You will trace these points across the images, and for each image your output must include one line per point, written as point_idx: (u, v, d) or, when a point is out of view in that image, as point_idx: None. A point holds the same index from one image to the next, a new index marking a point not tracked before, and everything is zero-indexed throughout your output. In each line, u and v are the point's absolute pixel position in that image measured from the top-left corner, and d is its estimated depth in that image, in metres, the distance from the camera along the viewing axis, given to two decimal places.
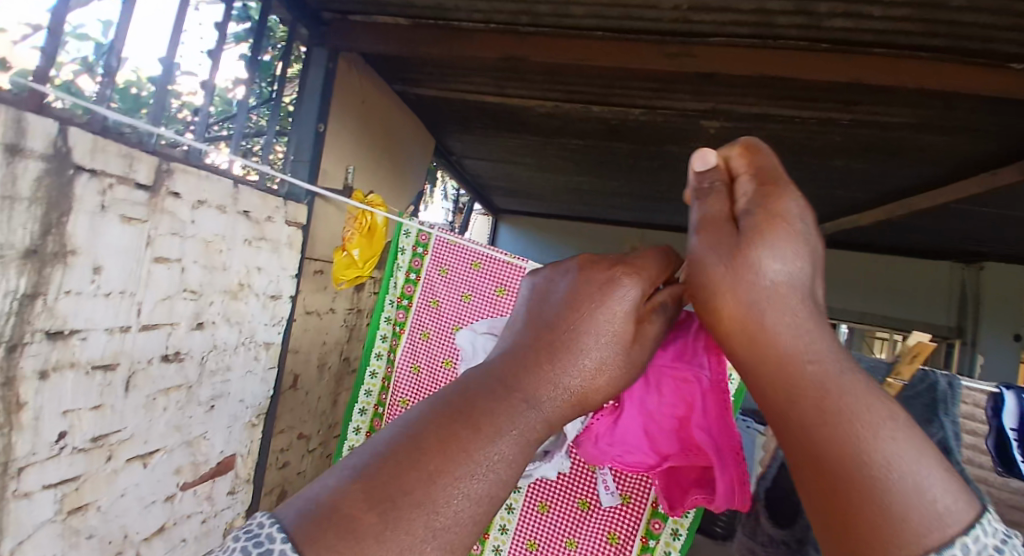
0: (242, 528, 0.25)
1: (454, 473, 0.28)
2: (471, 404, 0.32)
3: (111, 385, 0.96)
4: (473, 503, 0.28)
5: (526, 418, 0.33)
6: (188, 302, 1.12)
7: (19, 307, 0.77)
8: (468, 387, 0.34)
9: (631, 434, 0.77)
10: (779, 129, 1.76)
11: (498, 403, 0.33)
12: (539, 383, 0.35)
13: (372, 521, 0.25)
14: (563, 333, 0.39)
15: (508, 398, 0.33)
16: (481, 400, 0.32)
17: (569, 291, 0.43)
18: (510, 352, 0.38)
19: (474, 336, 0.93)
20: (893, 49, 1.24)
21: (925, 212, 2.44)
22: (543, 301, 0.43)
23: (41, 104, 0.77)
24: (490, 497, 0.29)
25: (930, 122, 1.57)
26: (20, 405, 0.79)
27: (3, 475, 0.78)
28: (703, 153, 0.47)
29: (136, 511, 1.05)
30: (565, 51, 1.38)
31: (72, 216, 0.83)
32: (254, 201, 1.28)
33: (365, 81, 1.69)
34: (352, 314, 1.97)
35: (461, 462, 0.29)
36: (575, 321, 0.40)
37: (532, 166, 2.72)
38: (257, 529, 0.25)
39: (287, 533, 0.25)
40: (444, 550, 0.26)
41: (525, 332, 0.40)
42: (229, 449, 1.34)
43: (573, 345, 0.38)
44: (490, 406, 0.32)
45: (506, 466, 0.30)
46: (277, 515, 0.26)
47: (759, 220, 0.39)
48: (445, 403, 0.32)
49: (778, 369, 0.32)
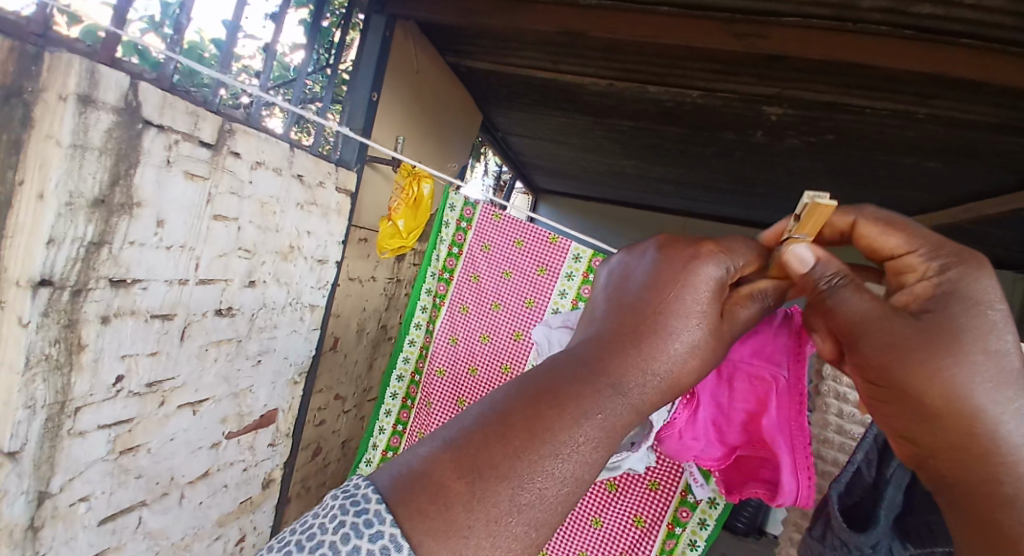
0: (340, 487, 0.30)
1: (540, 451, 0.31)
2: (557, 386, 0.34)
3: (167, 333, 1.00)
4: (558, 483, 0.31)
5: (612, 403, 0.34)
6: (242, 260, 1.16)
7: (85, 254, 0.80)
8: (552, 371, 0.36)
9: (702, 424, 0.86)
10: (847, 120, 1.68)
11: (585, 386, 0.34)
12: (624, 369, 0.36)
13: (462, 490, 0.29)
14: (649, 323, 0.39)
15: (595, 384, 0.35)
16: (566, 383, 0.34)
17: (654, 278, 0.43)
18: (594, 339, 0.39)
19: (549, 330, 0.96)
20: (983, 42, 1.15)
21: (996, 220, 2.29)
22: (623, 287, 0.44)
23: (114, 59, 0.81)
24: (575, 480, 0.31)
25: (1014, 124, 1.47)
26: (81, 346, 0.83)
27: (60, 413, 0.82)
28: (798, 256, 0.51)
29: (183, 454, 1.11)
30: (626, 28, 1.35)
31: (139, 169, 0.86)
32: (307, 164, 1.30)
33: (419, 51, 1.69)
34: (392, 283, 2.00)
35: (547, 441, 0.31)
36: (657, 307, 0.40)
37: (579, 148, 2.68)
38: (354, 490, 0.29)
39: (381, 495, 0.29)
40: (530, 523, 0.29)
41: (609, 317, 0.41)
42: (272, 403, 1.39)
43: (659, 333, 0.39)
44: (574, 392, 0.34)
45: (591, 449, 0.32)
46: (372, 479, 0.30)
47: (940, 313, 0.41)
48: (532, 383, 0.34)
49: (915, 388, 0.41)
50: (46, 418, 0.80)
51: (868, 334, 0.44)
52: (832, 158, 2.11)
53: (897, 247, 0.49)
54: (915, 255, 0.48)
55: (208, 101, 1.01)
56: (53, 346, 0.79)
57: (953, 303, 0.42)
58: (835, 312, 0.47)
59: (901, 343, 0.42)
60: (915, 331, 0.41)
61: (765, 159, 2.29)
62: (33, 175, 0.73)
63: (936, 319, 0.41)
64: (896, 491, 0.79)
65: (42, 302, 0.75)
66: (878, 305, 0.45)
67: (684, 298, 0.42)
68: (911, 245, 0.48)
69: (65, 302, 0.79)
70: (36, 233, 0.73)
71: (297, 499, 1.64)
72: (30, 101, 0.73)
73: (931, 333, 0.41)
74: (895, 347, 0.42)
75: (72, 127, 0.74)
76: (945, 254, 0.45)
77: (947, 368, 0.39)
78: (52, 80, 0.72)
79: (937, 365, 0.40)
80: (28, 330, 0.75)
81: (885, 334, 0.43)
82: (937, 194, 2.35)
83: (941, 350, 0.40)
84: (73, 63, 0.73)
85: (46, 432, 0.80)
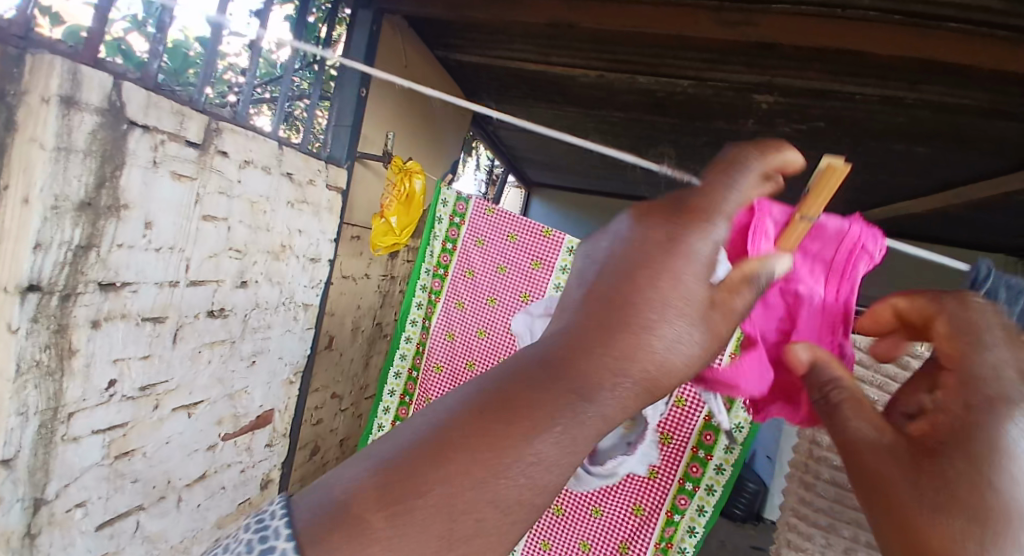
0: (254, 514, 0.21)
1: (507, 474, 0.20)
2: (543, 381, 0.23)
3: (159, 336, 0.99)
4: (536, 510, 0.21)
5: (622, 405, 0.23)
6: (233, 260, 1.15)
7: (73, 258, 0.79)
8: (510, 369, 0.24)
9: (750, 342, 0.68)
10: (837, 106, 1.68)
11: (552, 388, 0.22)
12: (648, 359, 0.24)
13: (387, 528, 0.19)
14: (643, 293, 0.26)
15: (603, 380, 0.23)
16: (554, 375, 0.23)
17: (631, 242, 0.29)
18: (564, 321, 0.26)
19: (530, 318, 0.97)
20: (970, 26, 1.15)
21: (986, 203, 2.31)
22: (634, 241, 0.29)
23: (97, 60, 0.80)
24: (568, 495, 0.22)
25: (1002, 108, 1.47)
26: (71, 351, 0.82)
27: (53, 419, 0.81)
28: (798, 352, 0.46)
29: (179, 458, 1.10)
30: (615, 19, 1.34)
31: (125, 170, 0.85)
32: (297, 162, 1.29)
33: (408, 45, 1.68)
34: (387, 280, 1.99)
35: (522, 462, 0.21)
36: (689, 274, 0.27)
37: (570, 140, 2.68)
38: (268, 519, 0.20)
39: (292, 531, 0.20)
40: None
41: (583, 280, 0.28)
42: (268, 403, 1.38)
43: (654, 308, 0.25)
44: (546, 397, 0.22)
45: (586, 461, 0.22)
46: (293, 503, 0.21)
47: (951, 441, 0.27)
48: (507, 379, 0.23)
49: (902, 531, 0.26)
50: (39, 425, 0.79)
51: (863, 453, 0.31)
52: (823, 145, 2.11)
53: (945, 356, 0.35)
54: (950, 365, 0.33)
55: (194, 99, 1.00)
56: (44, 352, 0.78)
57: (977, 421, 0.27)
58: (837, 435, 0.34)
59: (878, 477, 0.29)
60: (903, 462, 0.28)
61: None
62: (19, 178, 0.72)
63: (961, 449, 0.26)
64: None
65: (31, 309, 0.74)
66: (894, 430, 0.31)
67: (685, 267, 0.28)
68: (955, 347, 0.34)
69: (54, 308, 0.78)
70: (22, 238, 0.72)
71: None
72: (13, 105, 0.71)
73: (933, 470, 0.26)
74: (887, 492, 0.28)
75: (57, 130, 0.73)
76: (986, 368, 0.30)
77: (936, 510, 0.25)
78: (35, 83, 0.71)
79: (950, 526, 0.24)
80: (18, 337, 0.74)
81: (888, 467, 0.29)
82: (927, 179, 2.36)
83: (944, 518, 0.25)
84: (56, 65, 0.71)
85: (39, 438, 0.79)
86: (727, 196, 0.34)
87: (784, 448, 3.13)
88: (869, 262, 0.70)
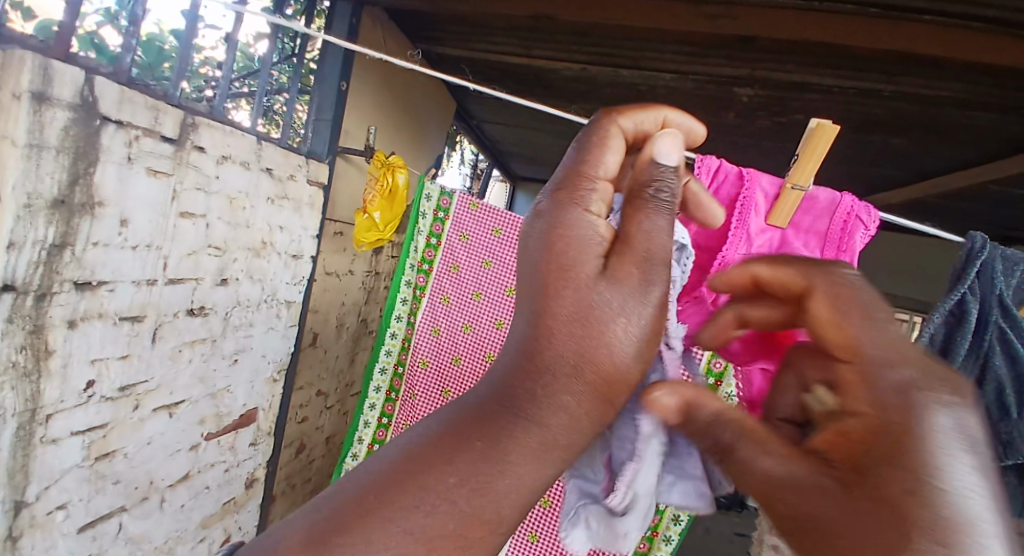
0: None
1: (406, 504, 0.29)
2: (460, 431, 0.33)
3: (138, 336, 0.98)
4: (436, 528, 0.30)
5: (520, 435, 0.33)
6: (212, 258, 1.13)
7: (47, 257, 0.77)
8: (489, 394, 0.35)
9: None
10: (817, 99, 1.70)
11: (515, 414, 0.34)
12: (536, 399, 0.34)
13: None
14: (568, 323, 0.36)
15: (505, 422, 0.33)
16: (468, 423, 0.33)
17: (550, 222, 0.39)
18: (508, 349, 0.37)
19: None
20: (945, 18, 1.14)
21: (961, 193, 2.36)
22: (556, 231, 0.38)
23: (69, 54, 0.77)
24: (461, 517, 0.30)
25: (977, 99, 1.50)
26: (48, 352, 0.81)
27: (30, 421, 0.80)
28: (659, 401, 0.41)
29: (160, 458, 1.09)
30: (598, 11, 1.34)
31: (99, 167, 0.83)
32: (277, 158, 1.27)
33: (389, 39, 1.66)
34: (371, 277, 1.97)
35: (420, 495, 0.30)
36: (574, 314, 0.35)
37: (555, 134, 2.68)
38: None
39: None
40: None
41: (528, 302, 0.38)
42: (252, 402, 1.37)
43: (574, 335, 0.35)
44: (512, 420, 0.34)
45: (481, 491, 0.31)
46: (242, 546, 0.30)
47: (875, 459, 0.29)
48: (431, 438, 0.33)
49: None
50: (16, 427, 0.77)
51: (796, 497, 0.31)
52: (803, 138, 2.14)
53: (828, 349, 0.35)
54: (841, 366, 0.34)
55: (169, 94, 0.98)
56: (20, 353, 0.76)
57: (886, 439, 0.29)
58: (749, 474, 0.35)
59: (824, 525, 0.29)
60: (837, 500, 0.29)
61: (737, 140, 2.31)
62: None
63: (884, 469, 0.28)
64: (966, 336, 0.73)
65: (5, 308, 0.73)
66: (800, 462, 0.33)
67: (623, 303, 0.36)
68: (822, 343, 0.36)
69: (29, 308, 0.76)
70: None
71: (283, 497, 1.62)
72: None
73: (868, 497, 0.28)
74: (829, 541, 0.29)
75: (28, 127, 0.71)
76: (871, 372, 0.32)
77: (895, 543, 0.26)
78: (6, 76, 0.68)
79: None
80: None
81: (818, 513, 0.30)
82: (905, 170, 2.40)
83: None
84: (27, 59, 0.69)
85: (17, 441, 0.78)
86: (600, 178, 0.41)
87: None
88: (864, 231, 0.74)
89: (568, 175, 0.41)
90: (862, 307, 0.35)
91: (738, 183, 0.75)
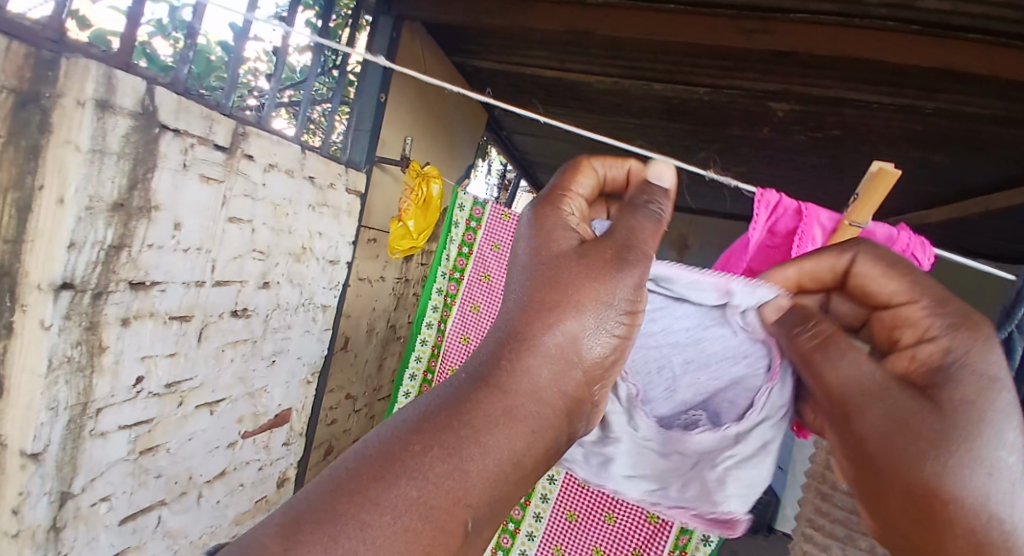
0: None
1: (387, 481, 0.31)
2: (445, 413, 0.36)
3: (185, 335, 1.02)
4: (418, 500, 0.31)
5: (500, 408, 0.37)
6: (256, 261, 1.17)
7: (105, 257, 0.81)
8: (465, 378, 0.39)
9: None
10: (853, 114, 1.69)
11: (486, 389, 0.38)
12: (513, 376, 0.39)
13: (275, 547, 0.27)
14: (552, 302, 0.41)
15: (486, 403, 0.37)
16: (455, 406, 0.36)
17: (532, 225, 0.46)
18: (486, 347, 0.41)
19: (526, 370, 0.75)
20: (989, 36, 1.16)
21: (1004, 212, 2.29)
22: (538, 239, 0.45)
23: (127, 63, 0.82)
24: (441, 491, 0.32)
25: (1020, 116, 1.47)
26: (102, 348, 0.84)
27: (82, 414, 0.83)
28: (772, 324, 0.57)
29: (200, 455, 1.12)
30: (633, 25, 1.36)
31: (156, 173, 0.87)
32: (318, 166, 1.31)
33: (427, 52, 1.71)
34: (401, 283, 2.01)
35: (398, 473, 0.32)
36: (555, 298, 0.41)
37: (584, 146, 2.69)
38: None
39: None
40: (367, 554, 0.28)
41: (514, 296, 0.43)
42: (286, 402, 1.41)
43: (553, 314, 0.41)
44: (489, 392, 0.37)
45: (456, 470, 0.34)
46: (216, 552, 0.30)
47: (932, 353, 0.44)
48: (416, 421, 0.35)
49: (911, 423, 0.40)
50: (68, 420, 0.81)
51: (872, 393, 0.43)
52: (838, 153, 2.11)
53: (893, 294, 0.50)
54: (914, 305, 0.48)
55: (221, 104, 1.02)
56: (75, 348, 0.79)
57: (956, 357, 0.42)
58: (825, 370, 0.46)
59: (892, 404, 0.42)
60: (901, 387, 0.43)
61: (768, 154, 2.30)
62: (53, 179, 0.73)
63: (947, 367, 0.42)
64: None
65: (64, 306, 0.76)
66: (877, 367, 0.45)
67: (602, 281, 0.42)
68: (897, 290, 0.50)
69: (86, 305, 0.80)
70: (57, 237, 0.73)
71: None
72: (46, 108, 0.71)
73: (929, 383, 0.42)
74: (896, 429, 0.41)
75: (91, 133, 0.74)
76: (950, 310, 0.45)
77: (950, 401, 0.40)
78: (70, 86, 0.72)
79: (925, 463, 0.39)
80: (51, 333, 0.75)
81: (884, 408, 0.42)
82: (943, 187, 2.35)
83: (927, 449, 0.39)
84: (91, 69, 0.73)
85: (68, 433, 0.81)
86: (577, 201, 0.48)
87: (798, 459, 3.10)
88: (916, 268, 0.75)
89: (549, 190, 0.48)
90: (894, 262, 0.52)
91: (796, 217, 0.76)
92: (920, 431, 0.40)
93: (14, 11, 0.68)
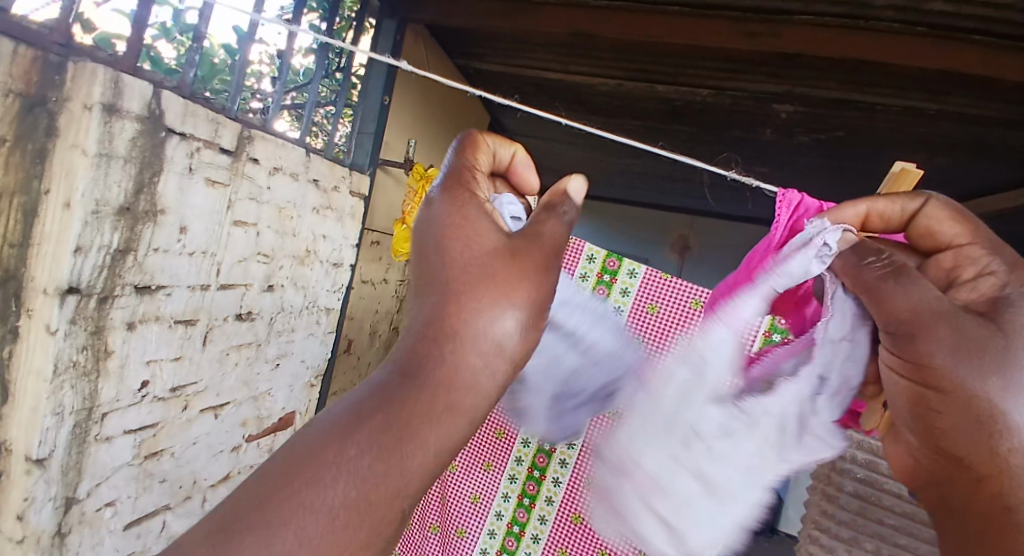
0: None
1: (315, 479, 0.26)
2: (377, 406, 0.29)
3: (190, 339, 1.01)
4: (356, 494, 0.26)
5: (436, 404, 0.30)
6: (260, 265, 1.17)
7: (111, 262, 0.81)
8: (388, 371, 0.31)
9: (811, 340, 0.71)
10: (856, 116, 1.69)
11: (420, 382, 0.30)
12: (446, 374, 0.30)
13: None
14: (480, 288, 0.32)
15: (422, 396, 0.30)
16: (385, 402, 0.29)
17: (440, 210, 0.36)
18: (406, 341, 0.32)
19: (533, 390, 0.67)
20: (993, 38, 1.16)
21: (1006, 214, 2.30)
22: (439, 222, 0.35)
23: (135, 68, 0.82)
24: (381, 487, 0.27)
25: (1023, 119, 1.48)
26: (107, 352, 0.84)
27: (87, 419, 0.83)
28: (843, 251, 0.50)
29: (205, 458, 1.12)
30: (637, 28, 1.36)
31: (163, 176, 0.87)
32: (322, 169, 1.31)
33: (431, 55, 1.72)
34: (403, 285, 2.01)
35: (325, 471, 0.27)
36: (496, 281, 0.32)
37: (586, 149, 2.70)
38: None
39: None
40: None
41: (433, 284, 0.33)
42: (290, 405, 1.40)
43: (480, 303, 0.31)
44: (423, 385, 0.30)
45: (397, 462, 0.28)
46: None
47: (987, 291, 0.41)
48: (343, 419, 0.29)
49: (982, 343, 0.36)
50: (73, 425, 0.81)
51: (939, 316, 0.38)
52: (840, 154, 2.12)
53: (954, 237, 0.45)
54: (974, 245, 0.44)
55: (226, 108, 1.03)
56: (80, 353, 0.79)
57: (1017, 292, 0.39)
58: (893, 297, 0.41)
59: (963, 326, 0.37)
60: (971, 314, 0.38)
61: (771, 155, 2.31)
62: (59, 184, 0.73)
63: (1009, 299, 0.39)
64: None
65: (69, 311, 0.76)
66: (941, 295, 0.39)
67: (532, 278, 0.33)
68: (963, 232, 0.45)
69: (92, 309, 0.80)
70: (64, 242, 0.73)
71: None
72: (54, 111, 0.72)
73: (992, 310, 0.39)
74: (968, 346, 0.36)
75: (98, 137, 0.74)
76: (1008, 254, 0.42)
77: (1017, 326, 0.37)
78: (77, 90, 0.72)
79: (993, 382, 0.35)
80: (56, 338, 0.75)
81: (957, 330, 0.37)
82: (946, 190, 2.36)
83: (992, 366, 0.35)
84: (99, 71, 0.72)
85: (73, 438, 0.81)
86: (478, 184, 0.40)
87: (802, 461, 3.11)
88: None
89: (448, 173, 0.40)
90: (967, 210, 0.47)
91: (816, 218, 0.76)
92: (989, 352, 0.36)
93: (16, 13, 0.68)
